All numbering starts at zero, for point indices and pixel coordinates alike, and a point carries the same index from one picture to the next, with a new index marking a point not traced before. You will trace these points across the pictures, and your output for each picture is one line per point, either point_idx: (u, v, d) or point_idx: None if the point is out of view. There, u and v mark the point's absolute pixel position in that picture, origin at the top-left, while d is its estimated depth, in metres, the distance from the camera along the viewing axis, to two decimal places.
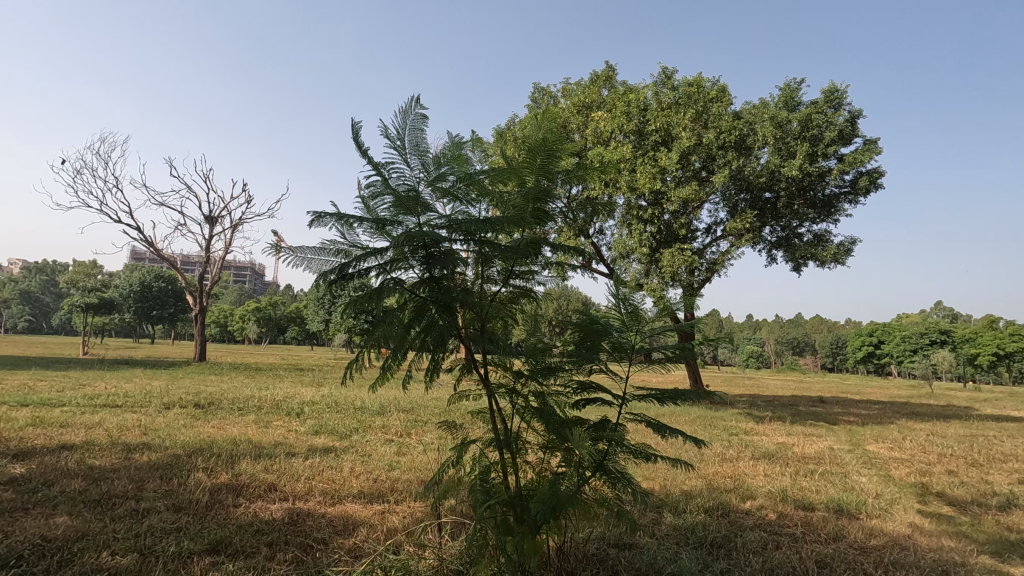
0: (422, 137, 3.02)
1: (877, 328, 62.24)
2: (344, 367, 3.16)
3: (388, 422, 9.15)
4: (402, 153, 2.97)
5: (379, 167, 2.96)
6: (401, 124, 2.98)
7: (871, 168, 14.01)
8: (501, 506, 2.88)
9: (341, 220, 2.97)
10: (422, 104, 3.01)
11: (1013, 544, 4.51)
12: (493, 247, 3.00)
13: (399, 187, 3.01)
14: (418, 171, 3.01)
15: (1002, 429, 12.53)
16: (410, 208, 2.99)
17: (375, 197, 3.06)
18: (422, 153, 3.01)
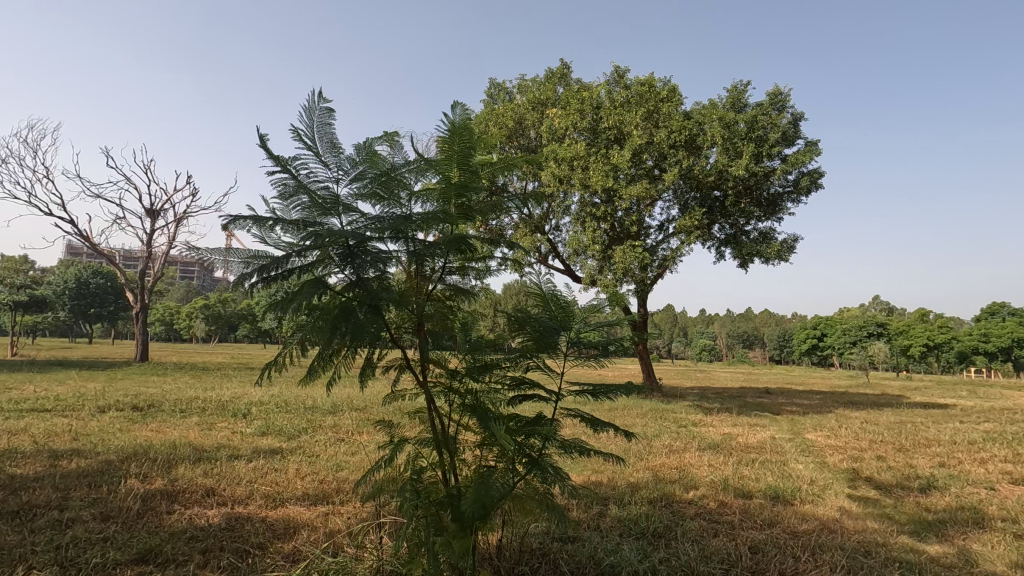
0: (332, 132, 2.96)
1: (820, 322, 65.27)
2: (267, 368, 3.09)
3: (339, 422, 8.95)
4: (315, 152, 2.92)
5: (293, 168, 2.90)
6: (307, 121, 2.92)
7: (812, 168, 14.65)
8: (433, 506, 2.86)
9: (258, 223, 2.88)
10: (325, 98, 2.94)
11: (930, 524, 4.83)
12: (424, 247, 3.01)
13: (316, 188, 2.96)
14: (336, 169, 2.97)
15: (928, 416, 13.40)
16: (330, 208, 2.94)
17: (291, 198, 3.00)
18: (337, 151, 2.96)
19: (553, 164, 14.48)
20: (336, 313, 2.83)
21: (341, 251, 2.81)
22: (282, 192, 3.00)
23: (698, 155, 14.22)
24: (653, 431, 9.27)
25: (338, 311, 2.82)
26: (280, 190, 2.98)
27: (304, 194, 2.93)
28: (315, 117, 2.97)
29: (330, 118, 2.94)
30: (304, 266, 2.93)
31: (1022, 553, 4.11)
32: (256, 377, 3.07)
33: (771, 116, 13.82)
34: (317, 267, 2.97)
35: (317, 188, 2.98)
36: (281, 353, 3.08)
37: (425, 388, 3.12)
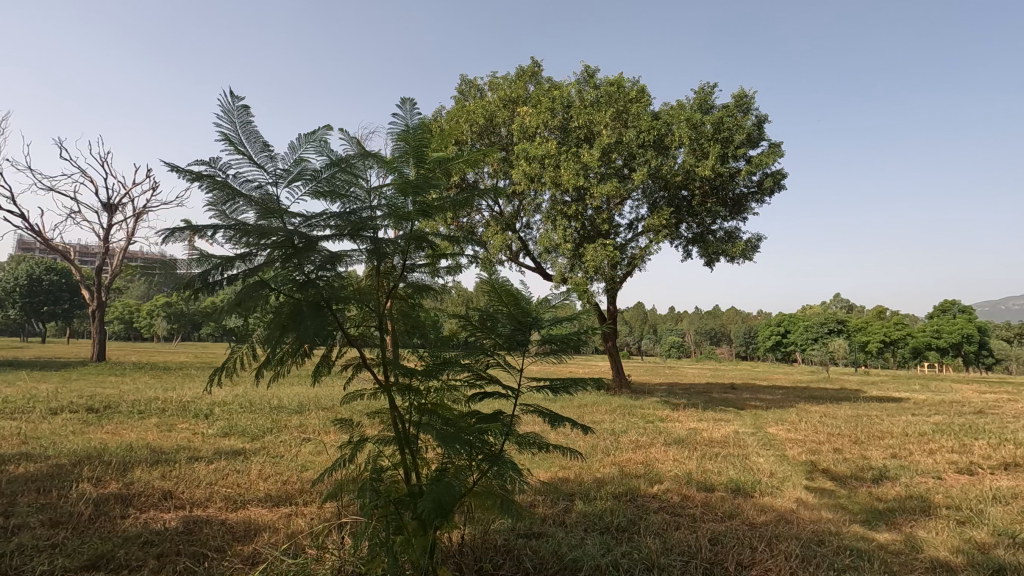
0: (254, 130, 3.10)
1: (784, 319, 67.17)
2: (214, 371, 3.12)
3: (305, 422, 8.82)
4: (249, 156, 3.07)
5: (225, 174, 2.97)
6: (230, 125, 3.03)
7: (775, 170, 15.05)
8: (392, 505, 2.86)
9: (198, 232, 2.94)
10: (239, 96, 3.03)
11: (881, 513, 5.04)
12: (376, 243, 3.07)
13: (251, 191, 3.03)
14: (271, 170, 3.11)
15: (883, 410, 13.94)
16: (274, 212, 3.01)
17: (228, 204, 3.02)
18: (268, 150, 3.13)
19: (524, 163, 14.52)
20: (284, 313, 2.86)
21: (286, 251, 2.84)
22: (215, 199, 3.01)
23: (666, 155, 14.44)
24: (621, 426, 9.41)
25: (287, 311, 2.80)
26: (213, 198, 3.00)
27: (242, 199, 2.97)
28: (235, 118, 3.07)
29: (251, 117, 3.05)
30: (251, 269, 2.93)
31: (963, 538, 4.32)
32: (205, 381, 3.11)
33: (736, 118, 14.14)
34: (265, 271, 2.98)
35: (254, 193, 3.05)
36: (232, 355, 3.11)
37: (384, 387, 3.15)
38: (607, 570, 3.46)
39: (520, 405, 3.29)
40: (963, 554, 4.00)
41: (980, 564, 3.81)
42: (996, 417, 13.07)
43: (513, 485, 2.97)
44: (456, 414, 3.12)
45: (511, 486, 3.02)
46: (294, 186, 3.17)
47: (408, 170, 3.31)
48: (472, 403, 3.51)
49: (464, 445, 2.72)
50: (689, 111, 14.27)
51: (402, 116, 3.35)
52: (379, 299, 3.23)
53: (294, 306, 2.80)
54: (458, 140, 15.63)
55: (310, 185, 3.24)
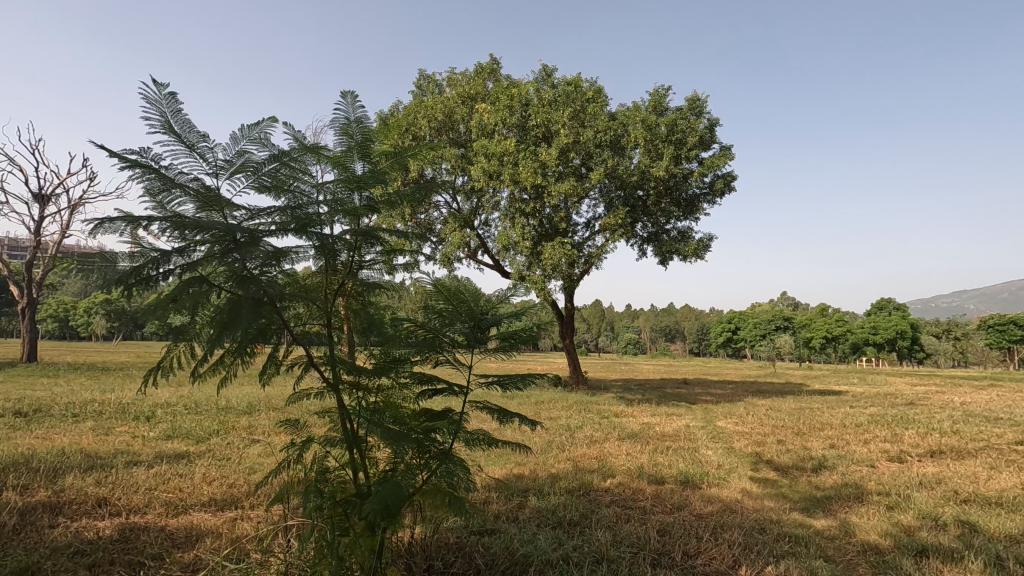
0: (187, 119, 2.99)
1: (734, 316, 69.54)
2: (148, 371, 2.99)
3: (255, 423, 8.54)
4: (187, 147, 2.96)
5: (159, 165, 2.85)
6: (160, 115, 2.90)
7: (726, 171, 15.55)
8: (339, 506, 2.81)
9: (132, 224, 2.81)
10: (166, 84, 2.90)
11: (819, 500, 5.30)
12: (321, 239, 2.99)
13: (188, 182, 2.91)
14: (210, 162, 3.01)
15: (824, 402, 14.65)
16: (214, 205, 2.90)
17: (164, 195, 2.89)
18: (206, 139, 3.04)
19: (483, 159, 14.47)
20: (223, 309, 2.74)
21: (225, 245, 2.73)
22: (150, 189, 2.87)
23: (622, 155, 14.71)
24: (577, 422, 9.53)
25: (226, 307, 2.68)
26: (147, 188, 2.87)
27: (180, 191, 2.86)
28: (165, 107, 2.94)
29: (181, 105, 2.93)
30: (189, 263, 2.80)
31: (892, 522, 4.60)
32: (140, 382, 2.95)
33: (689, 120, 14.53)
34: (205, 264, 2.85)
35: (192, 184, 2.93)
36: (168, 353, 2.98)
37: (332, 386, 3.09)
38: (557, 563, 3.51)
39: (468, 401, 3.29)
40: (892, 537, 4.25)
41: (906, 546, 4.07)
42: (924, 408, 13.96)
43: (461, 482, 2.96)
44: (405, 413, 3.09)
45: (460, 484, 3.02)
46: (237, 178, 3.05)
47: (356, 165, 3.25)
48: (420, 402, 3.50)
49: (413, 445, 2.70)
50: (644, 113, 14.58)
51: (345, 109, 3.29)
52: (326, 297, 3.16)
53: (233, 301, 2.69)
54: (416, 135, 15.44)
55: (252, 178, 3.13)
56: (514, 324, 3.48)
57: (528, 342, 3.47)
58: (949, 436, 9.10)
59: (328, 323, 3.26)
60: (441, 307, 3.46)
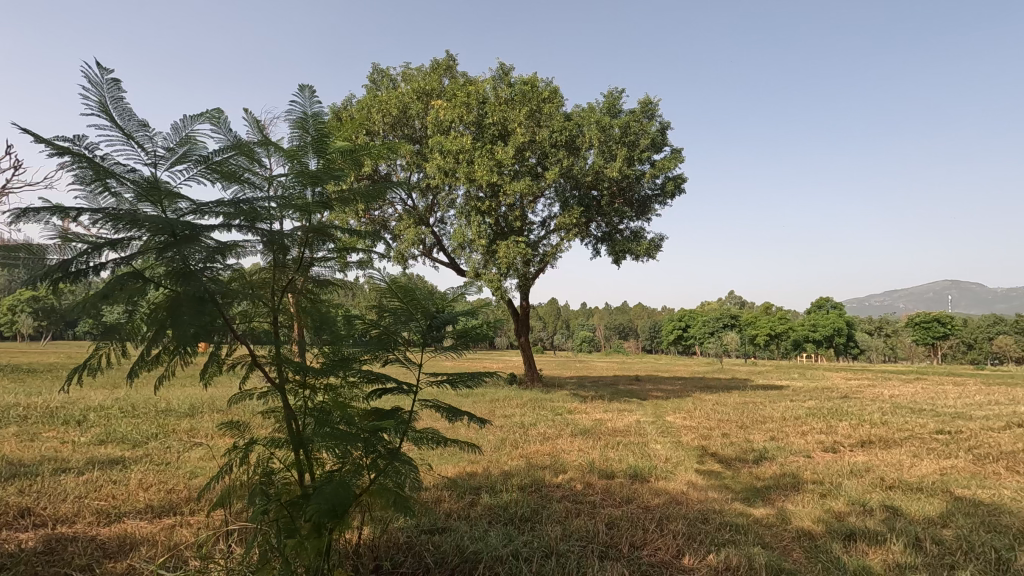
0: (128, 106, 2.84)
1: (685, 314, 71.70)
2: (74, 369, 2.81)
3: (197, 425, 8.19)
4: (125, 134, 2.81)
5: (92, 153, 2.69)
6: (99, 99, 2.74)
7: (676, 174, 16.01)
8: (282, 507, 2.75)
9: (59, 215, 2.64)
10: (110, 69, 2.76)
11: (759, 490, 5.55)
12: (268, 235, 2.88)
13: (125, 172, 2.76)
14: (149, 151, 2.86)
15: (766, 397, 15.32)
16: (153, 198, 2.76)
17: (98, 185, 2.73)
18: (146, 128, 2.88)
19: (438, 155, 14.44)
20: (158, 306, 2.60)
21: (164, 240, 2.60)
22: (80, 178, 2.70)
23: (577, 156, 14.91)
24: (531, 420, 9.61)
25: (164, 305, 2.56)
26: (78, 176, 2.70)
27: (116, 181, 2.70)
28: (105, 92, 2.79)
29: (123, 92, 2.79)
30: (122, 258, 2.65)
31: (824, 509, 4.87)
32: (64, 383, 2.77)
33: (642, 123, 14.87)
34: (141, 259, 2.71)
35: (130, 175, 2.78)
36: (97, 352, 2.80)
37: (278, 386, 3.01)
38: (507, 559, 3.54)
39: (417, 400, 3.27)
40: (824, 523, 4.49)
41: (836, 531, 4.31)
42: (858, 401, 14.78)
43: (408, 481, 2.94)
44: (353, 413, 3.05)
45: (407, 483, 3.00)
46: (178, 169, 2.90)
47: (310, 160, 3.18)
48: (370, 401, 3.47)
49: (359, 444, 2.67)
50: (599, 114, 14.82)
51: (301, 102, 3.21)
52: (274, 295, 3.05)
53: (172, 299, 2.58)
54: (369, 130, 15.16)
55: (197, 169, 2.99)
56: (467, 321, 3.51)
57: (481, 339, 3.49)
58: (878, 427, 9.68)
59: (276, 320, 3.17)
60: (390, 305, 3.45)
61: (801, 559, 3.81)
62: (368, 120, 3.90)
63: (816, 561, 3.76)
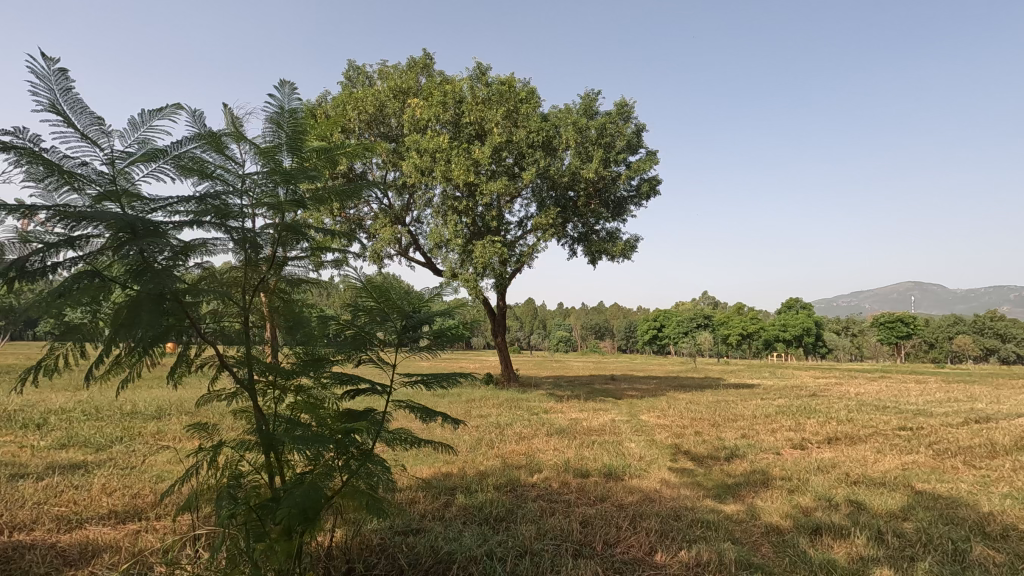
0: (79, 99, 2.75)
1: (659, 314, 72.62)
2: (29, 372, 2.70)
3: (165, 428, 7.98)
4: (80, 130, 2.73)
5: (45, 150, 2.60)
6: (48, 92, 2.65)
7: (651, 175, 16.21)
8: (251, 511, 2.69)
9: (13, 214, 2.55)
10: (56, 59, 2.65)
11: (730, 487, 5.66)
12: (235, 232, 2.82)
13: (82, 169, 2.67)
14: (107, 148, 2.78)
15: (738, 395, 15.63)
16: (113, 195, 2.68)
17: (54, 183, 2.64)
18: (101, 124, 2.80)
19: (415, 154, 14.28)
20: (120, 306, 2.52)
21: (124, 236, 2.52)
22: (33, 176, 2.60)
23: (554, 156, 14.98)
24: (507, 419, 9.62)
25: (125, 303, 2.48)
26: (32, 174, 2.61)
27: (73, 179, 2.62)
28: (54, 85, 2.69)
29: (73, 84, 2.69)
30: (79, 257, 2.57)
31: (792, 504, 4.99)
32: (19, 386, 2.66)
33: (618, 125, 15.02)
34: (102, 258, 2.63)
35: (88, 172, 2.70)
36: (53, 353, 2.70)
37: (248, 387, 2.95)
38: (481, 559, 3.54)
39: (391, 400, 3.24)
40: (791, 518, 4.61)
41: (803, 525, 4.42)
42: (825, 398, 15.18)
43: (381, 483, 2.91)
44: (325, 414, 3.00)
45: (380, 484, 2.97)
46: (139, 166, 2.83)
47: (284, 158, 3.14)
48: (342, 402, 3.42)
49: (331, 446, 2.63)
50: (575, 115, 14.91)
51: (279, 99, 3.16)
52: (244, 294, 2.99)
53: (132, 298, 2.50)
54: (344, 128, 14.97)
55: (159, 166, 2.92)
56: (443, 322, 3.50)
57: (457, 340, 3.48)
58: (844, 424, 9.97)
59: (247, 320, 3.10)
60: (365, 305, 3.42)
61: (770, 554, 3.89)
62: (346, 118, 3.86)
63: (784, 555, 3.85)
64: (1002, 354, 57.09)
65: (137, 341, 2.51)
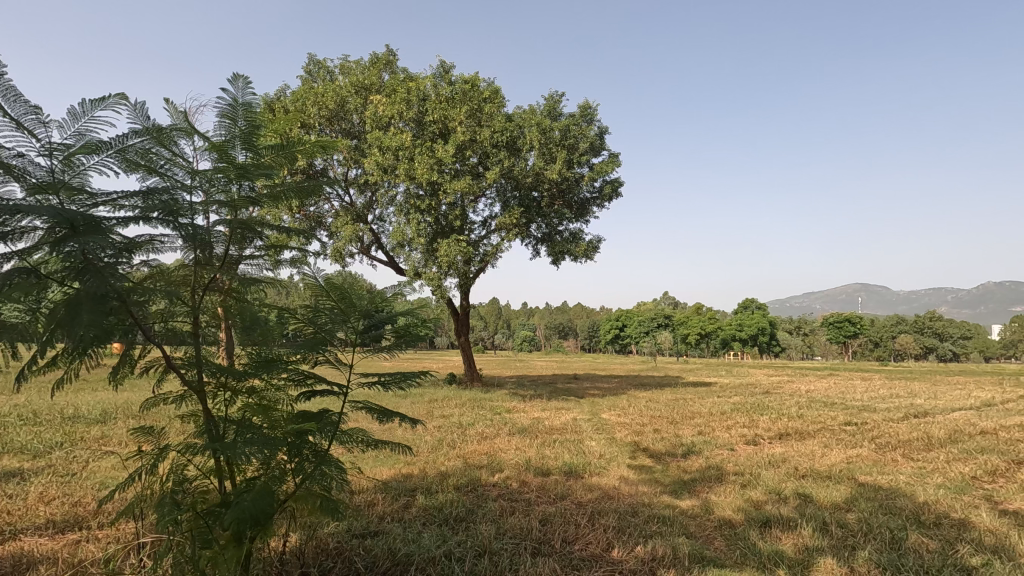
0: (13, 87, 2.59)
1: (621, 314, 73.77)
2: None
3: (110, 433, 7.62)
4: (13, 120, 2.58)
5: None
6: None
7: (613, 178, 16.46)
8: (198, 517, 2.60)
9: None
10: None
11: (686, 483, 5.81)
12: (184, 229, 2.72)
13: (15, 161, 2.53)
14: (44, 140, 2.64)
15: (696, 393, 16.03)
16: (50, 189, 2.54)
17: None
18: (38, 114, 2.66)
19: (377, 152, 14.04)
20: (57, 304, 2.40)
21: (63, 232, 2.41)
22: None
23: (517, 156, 15.02)
24: (469, 419, 9.59)
25: (64, 302, 2.36)
26: None
27: (5, 172, 2.48)
28: None
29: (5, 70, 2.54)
30: (14, 254, 2.43)
31: (744, 498, 5.16)
32: None
33: (581, 127, 15.18)
34: (38, 255, 2.49)
35: (23, 166, 2.55)
36: None
37: (197, 389, 2.85)
38: (439, 560, 3.53)
39: (347, 401, 3.19)
40: (743, 512, 4.76)
41: (754, 519, 4.57)
42: (777, 396, 15.74)
43: (334, 485, 2.86)
44: (278, 415, 2.94)
45: (334, 487, 2.92)
46: (79, 159, 2.70)
47: (237, 154, 3.05)
48: (297, 403, 3.35)
49: (282, 448, 2.57)
50: (539, 116, 15.00)
51: (232, 92, 3.06)
52: (194, 293, 2.89)
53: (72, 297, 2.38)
54: (304, 123, 14.63)
55: (102, 159, 2.79)
56: (403, 322, 3.47)
57: (416, 339, 3.46)
58: (794, 420, 10.37)
59: (198, 320, 3.00)
60: (324, 305, 3.36)
61: (722, 547, 4.02)
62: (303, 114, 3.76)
63: (735, 548, 3.97)
64: (939, 352, 60.57)
65: (76, 343, 2.39)
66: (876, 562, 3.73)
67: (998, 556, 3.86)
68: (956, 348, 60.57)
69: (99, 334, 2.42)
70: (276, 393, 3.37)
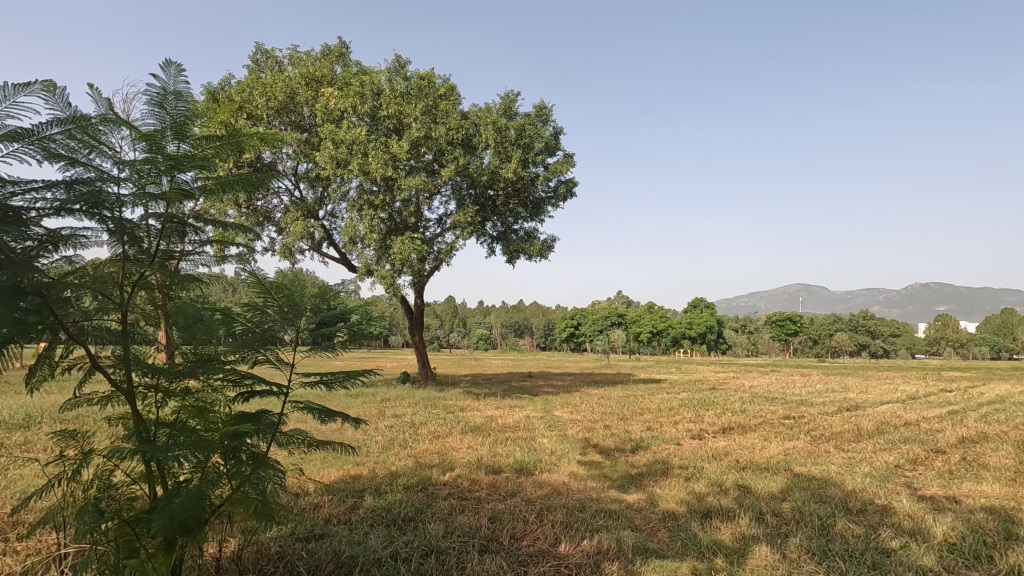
0: None
1: (576, 313, 74.75)
2: None
3: (34, 439, 7.12)
4: None
5: None
6: None
7: (568, 178, 16.64)
8: (123, 524, 2.47)
9: None
10: None
11: (633, 477, 5.95)
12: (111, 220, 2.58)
13: None
14: None
15: (646, 390, 16.42)
16: None
17: None
18: None
19: (330, 145, 13.67)
20: None
21: None
22: None
23: (473, 154, 14.96)
24: (421, 418, 9.49)
25: None
26: None
27: None
28: None
29: None
30: None
31: (687, 491, 5.33)
32: None
33: (536, 127, 15.27)
34: None
35: None
36: None
37: (127, 391, 2.71)
38: (385, 560, 3.49)
39: (288, 401, 3.10)
40: (685, 504, 4.92)
41: (696, 510, 4.73)
42: (723, 391, 16.34)
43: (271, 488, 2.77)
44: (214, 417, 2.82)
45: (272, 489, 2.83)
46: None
47: (170, 144, 2.91)
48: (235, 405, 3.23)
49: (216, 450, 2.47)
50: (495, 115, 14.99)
51: (163, 79, 2.92)
52: (124, 289, 2.73)
53: None
54: (251, 115, 14.11)
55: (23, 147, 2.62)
56: (353, 322, 3.43)
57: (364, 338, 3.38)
58: (737, 415, 10.78)
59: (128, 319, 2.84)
60: (269, 303, 3.25)
61: (665, 538, 4.14)
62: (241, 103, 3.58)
63: (676, 539, 4.11)
64: (871, 348, 64.39)
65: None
66: (806, 548, 3.93)
67: (915, 539, 4.14)
68: (887, 345, 64.53)
69: (13, 332, 2.28)
70: (213, 394, 3.26)
